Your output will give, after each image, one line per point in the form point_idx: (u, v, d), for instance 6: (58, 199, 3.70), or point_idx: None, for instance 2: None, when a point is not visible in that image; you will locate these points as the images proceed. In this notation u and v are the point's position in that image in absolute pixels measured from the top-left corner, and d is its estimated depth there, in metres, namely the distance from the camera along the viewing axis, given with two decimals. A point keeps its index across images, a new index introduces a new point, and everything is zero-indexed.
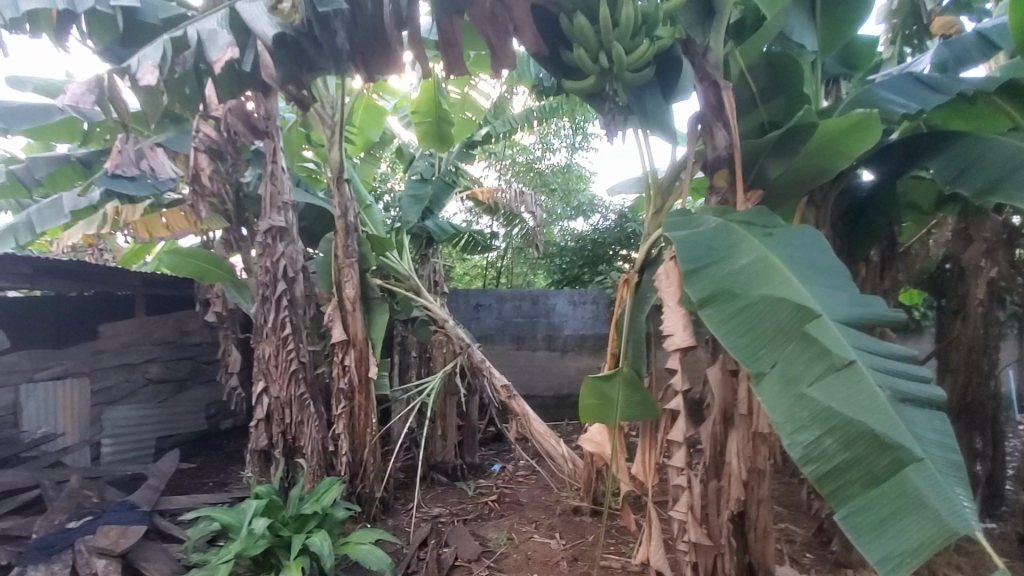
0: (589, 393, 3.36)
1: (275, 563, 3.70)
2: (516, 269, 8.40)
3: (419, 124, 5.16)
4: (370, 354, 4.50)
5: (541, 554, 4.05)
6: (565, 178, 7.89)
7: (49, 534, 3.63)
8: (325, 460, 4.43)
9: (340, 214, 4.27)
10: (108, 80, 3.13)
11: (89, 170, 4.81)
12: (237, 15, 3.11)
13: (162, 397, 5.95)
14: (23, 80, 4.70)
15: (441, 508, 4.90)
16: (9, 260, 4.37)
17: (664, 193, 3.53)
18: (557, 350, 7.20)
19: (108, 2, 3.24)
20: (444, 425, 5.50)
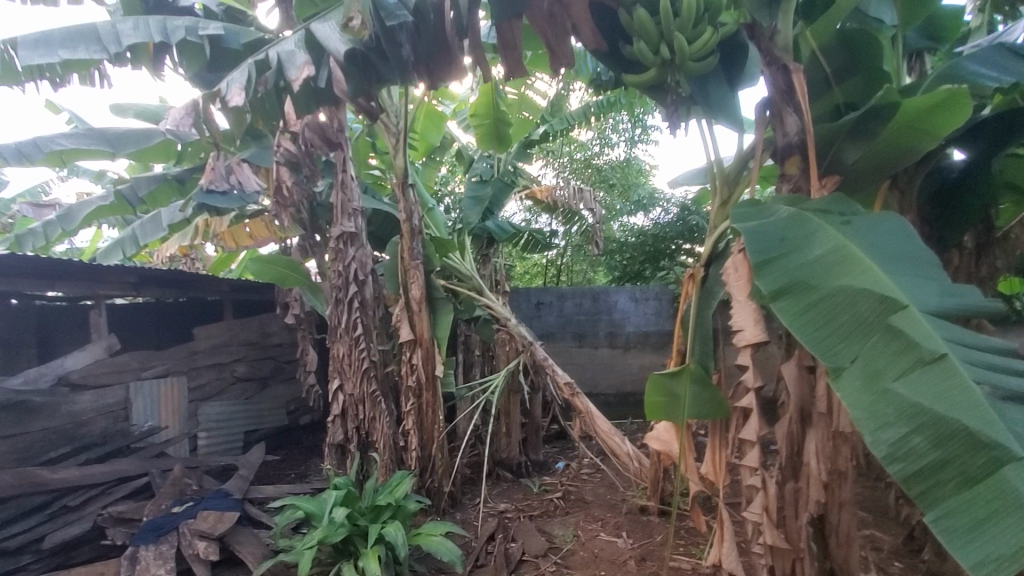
0: (655, 390, 3.28)
1: (354, 550, 3.88)
2: (575, 267, 8.39)
3: (478, 127, 5.27)
4: (436, 353, 4.64)
5: (608, 552, 4.04)
6: (624, 172, 7.78)
7: (156, 517, 3.96)
8: (396, 455, 4.61)
9: (405, 218, 4.43)
10: (202, 104, 3.43)
11: (183, 187, 5.27)
12: (312, 35, 3.31)
13: (249, 393, 6.45)
14: (124, 107, 5.20)
15: (507, 504, 4.98)
16: (118, 270, 4.84)
17: (730, 184, 3.42)
18: (619, 348, 7.13)
19: (196, 32, 3.56)
20: (508, 423, 5.58)
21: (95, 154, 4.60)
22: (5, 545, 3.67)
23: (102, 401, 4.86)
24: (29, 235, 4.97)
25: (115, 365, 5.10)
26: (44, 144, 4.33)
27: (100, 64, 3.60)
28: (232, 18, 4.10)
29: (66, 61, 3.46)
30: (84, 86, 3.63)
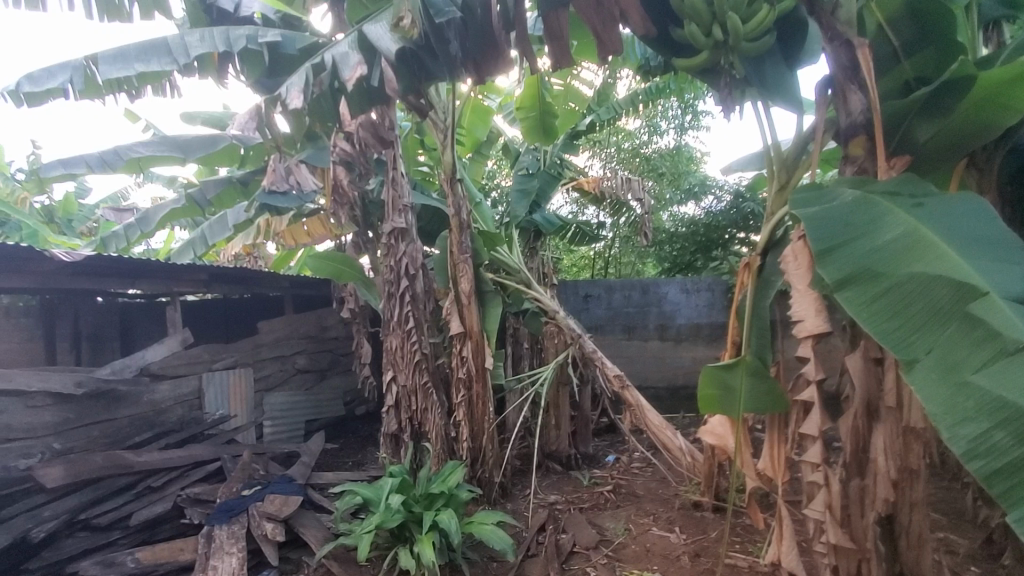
0: (709, 382, 3.18)
1: (409, 536, 4.01)
2: (624, 258, 8.28)
3: (524, 120, 5.28)
4: (486, 345, 4.70)
5: (660, 547, 3.99)
6: (674, 160, 7.58)
7: (228, 498, 4.23)
8: (448, 445, 4.72)
9: (454, 212, 4.51)
10: (264, 109, 3.63)
11: (246, 189, 5.57)
12: (365, 36, 3.42)
13: (309, 384, 6.80)
14: (193, 115, 5.53)
15: (557, 496, 5.00)
16: (189, 269, 5.16)
17: (787, 169, 3.29)
18: (670, 340, 6.98)
19: (256, 40, 3.74)
20: (557, 415, 5.58)
21: (167, 161, 4.92)
22: (97, 521, 3.92)
23: (179, 390, 5.21)
24: (113, 237, 5.39)
25: (189, 357, 5.46)
26: (124, 152, 4.69)
27: (171, 76, 3.85)
28: (289, 24, 4.26)
29: (141, 75, 3.72)
30: (157, 97, 3.88)
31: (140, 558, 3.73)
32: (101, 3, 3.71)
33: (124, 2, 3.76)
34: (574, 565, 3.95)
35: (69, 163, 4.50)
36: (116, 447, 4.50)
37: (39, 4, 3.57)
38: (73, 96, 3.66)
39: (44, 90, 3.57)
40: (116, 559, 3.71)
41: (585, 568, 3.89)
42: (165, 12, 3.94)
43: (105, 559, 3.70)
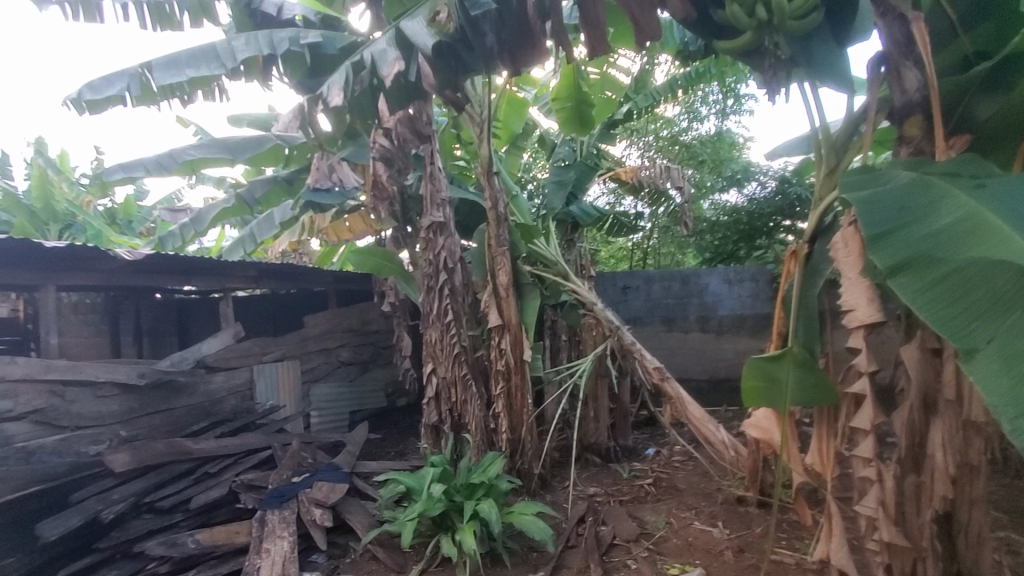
0: (754, 374, 3.09)
1: (451, 524, 4.08)
2: (663, 249, 8.15)
3: (560, 111, 5.23)
4: (524, 337, 4.72)
5: (702, 541, 3.94)
6: (715, 146, 7.39)
7: (280, 484, 4.43)
8: (487, 437, 4.77)
9: (491, 205, 4.53)
10: (306, 108, 3.74)
11: (291, 188, 5.76)
12: (401, 32, 3.47)
13: (352, 376, 7.03)
14: (240, 118, 5.76)
15: (597, 488, 4.99)
16: (240, 265, 5.40)
17: (837, 153, 3.16)
18: (712, 332, 6.83)
19: (298, 41, 3.85)
20: (596, 408, 5.57)
21: (218, 163, 5.15)
22: (161, 504, 4.13)
23: (232, 381, 5.47)
24: (169, 237, 5.67)
25: (241, 350, 5.72)
26: (178, 156, 4.93)
27: (219, 80, 4.01)
28: (329, 25, 4.36)
29: (191, 80, 3.89)
30: (207, 101, 4.05)
31: (200, 539, 3.94)
32: (153, 13, 3.89)
33: (174, 11, 3.94)
34: (614, 557, 3.94)
35: (130, 166, 4.78)
36: (176, 435, 4.76)
37: (97, 16, 3.78)
38: (130, 103, 3.86)
39: (103, 97, 3.77)
40: (178, 540, 3.92)
41: (626, 560, 3.88)
42: (213, 19, 4.10)
43: (168, 539, 3.90)
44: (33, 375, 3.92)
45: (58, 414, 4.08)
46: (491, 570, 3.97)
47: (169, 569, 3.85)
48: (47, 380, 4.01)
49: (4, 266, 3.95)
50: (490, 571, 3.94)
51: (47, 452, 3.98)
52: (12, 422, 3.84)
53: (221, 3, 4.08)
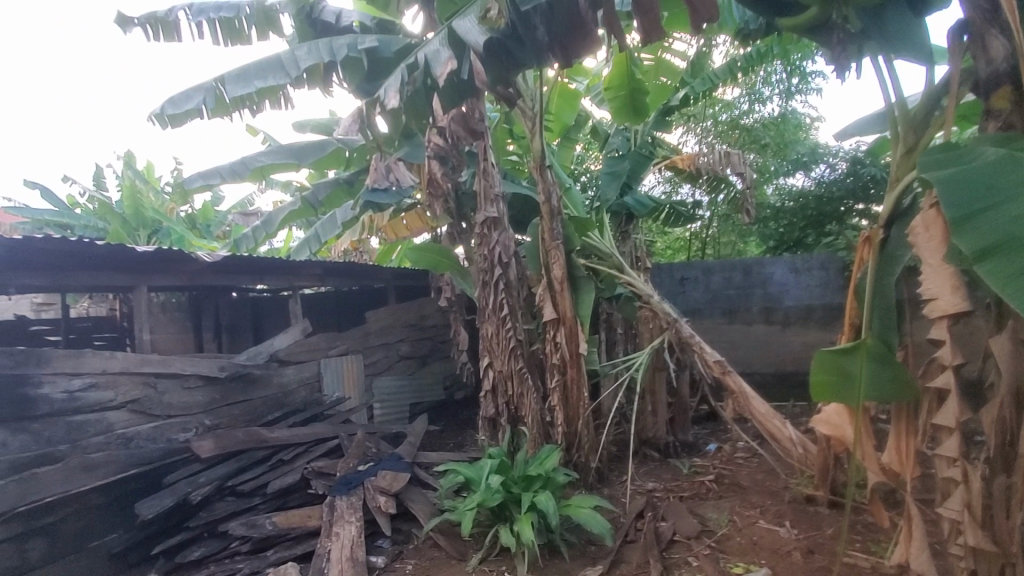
0: (826, 367, 2.92)
1: (509, 515, 4.14)
2: (723, 239, 7.87)
3: (613, 100, 5.15)
4: (579, 331, 4.71)
5: (768, 541, 3.81)
6: (779, 129, 7.02)
7: (347, 472, 4.65)
8: (544, 430, 4.80)
9: (545, 199, 4.54)
10: (365, 111, 3.89)
11: (352, 189, 5.99)
12: (454, 31, 3.55)
13: (411, 369, 7.31)
14: (304, 124, 6.05)
15: (655, 483, 4.92)
16: (307, 264, 5.69)
17: (917, 129, 2.93)
18: (777, 324, 6.54)
19: (356, 47, 4.00)
20: (654, 402, 5.47)
21: (285, 168, 5.44)
22: (241, 488, 4.43)
23: (302, 374, 5.79)
24: (243, 239, 6.04)
25: (310, 345, 6.04)
26: (249, 162, 5.25)
27: (284, 89, 4.23)
28: (384, 29, 4.49)
29: (260, 90, 4.13)
30: (274, 109, 4.29)
31: (276, 521, 4.21)
32: (225, 29, 4.17)
33: (243, 26, 4.19)
34: (674, 554, 3.89)
35: (207, 174, 5.14)
36: (253, 424, 5.10)
37: (176, 35, 4.09)
38: (206, 115, 4.15)
39: (183, 111, 4.08)
40: (257, 521, 4.20)
41: (687, 557, 3.82)
42: (277, 31, 4.32)
43: (248, 520, 4.19)
44: (130, 367, 4.29)
45: (152, 404, 4.46)
46: (550, 562, 4.00)
47: (250, 548, 4.15)
48: (142, 372, 4.38)
49: (104, 269, 4.35)
50: (548, 563, 3.98)
51: (143, 439, 4.36)
52: (114, 410, 4.23)
53: (285, 15, 4.28)
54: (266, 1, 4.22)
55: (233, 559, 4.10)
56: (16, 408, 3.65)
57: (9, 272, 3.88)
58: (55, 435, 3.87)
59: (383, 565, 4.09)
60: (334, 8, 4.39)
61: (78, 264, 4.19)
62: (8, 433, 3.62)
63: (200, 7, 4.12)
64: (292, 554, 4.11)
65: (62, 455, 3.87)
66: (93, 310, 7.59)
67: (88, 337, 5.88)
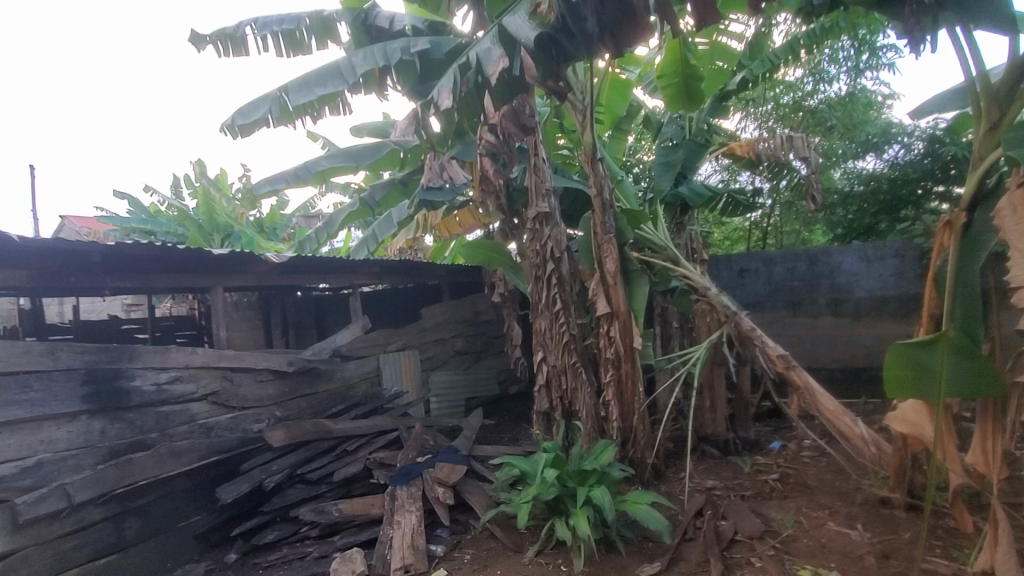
0: (899, 363, 2.76)
1: (565, 509, 4.15)
2: (785, 228, 7.52)
3: (666, 88, 5.01)
4: (633, 325, 4.65)
5: (838, 543, 3.63)
6: (846, 109, 6.60)
7: (406, 463, 4.82)
8: (598, 424, 4.78)
9: (597, 192, 4.50)
10: (420, 113, 4.03)
11: (406, 189, 6.17)
12: (504, 29, 3.59)
13: (466, 364, 7.54)
14: (360, 128, 6.28)
15: (715, 481, 4.78)
16: (365, 264, 5.93)
17: (1001, 104, 2.73)
18: (846, 317, 6.19)
19: (409, 50, 4.14)
20: (712, 397, 5.31)
21: (345, 171, 5.69)
22: (310, 476, 4.68)
23: (363, 368, 6.05)
24: (307, 240, 6.34)
25: (369, 341, 6.28)
26: (311, 166, 5.52)
27: (343, 95, 4.41)
28: (435, 31, 4.60)
29: (320, 98, 4.33)
30: (333, 115, 4.48)
31: (342, 508, 4.42)
32: (287, 40, 4.39)
33: (303, 36, 4.40)
34: (736, 553, 3.79)
35: (274, 179, 5.44)
36: (319, 416, 5.38)
37: (243, 49, 4.34)
38: (272, 124, 4.39)
39: (251, 121, 4.33)
40: (324, 508, 4.43)
41: (750, 557, 3.71)
42: (336, 39, 4.51)
43: (317, 507, 4.42)
44: (209, 362, 4.61)
45: (229, 396, 4.79)
46: (606, 556, 3.99)
47: (319, 533, 4.38)
48: (219, 367, 4.70)
49: (184, 271, 4.70)
50: (605, 557, 3.97)
51: (222, 428, 4.69)
52: (196, 402, 4.57)
53: (342, 23, 4.46)
54: (324, 12, 4.42)
55: (304, 543, 4.35)
56: (112, 398, 3.99)
57: (103, 275, 4.25)
58: (146, 424, 4.22)
59: (442, 553, 4.21)
60: (387, 14, 4.51)
61: (163, 267, 4.55)
62: (106, 421, 3.97)
63: (264, 21, 4.35)
64: (357, 540, 4.32)
65: (152, 442, 4.21)
66: (175, 309, 8.22)
67: (172, 334, 6.38)
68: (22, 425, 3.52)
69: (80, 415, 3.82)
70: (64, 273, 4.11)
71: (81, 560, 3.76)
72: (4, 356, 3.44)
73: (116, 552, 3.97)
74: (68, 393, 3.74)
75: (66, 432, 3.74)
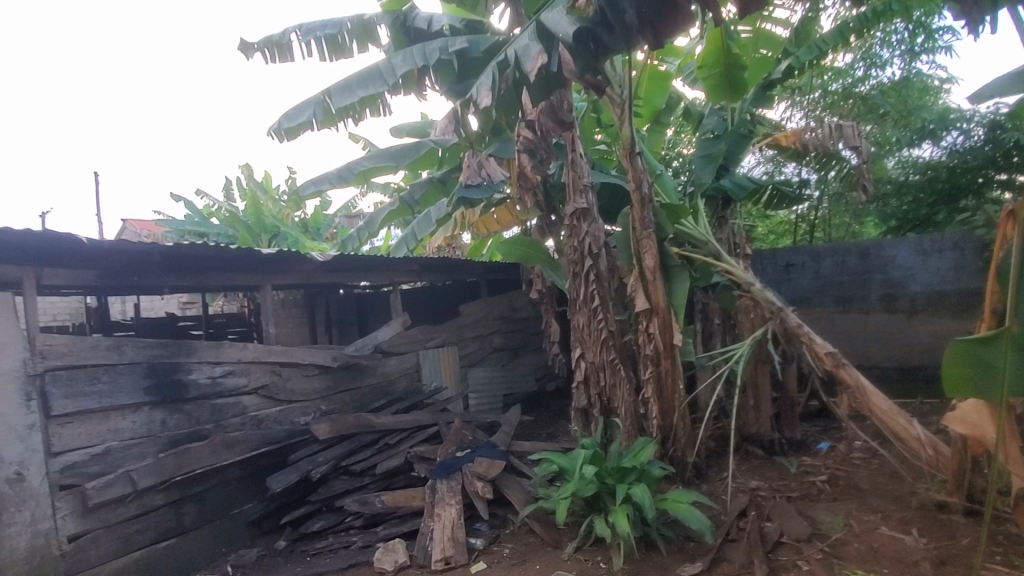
0: (958, 360, 2.62)
1: (603, 506, 4.13)
2: (834, 220, 7.22)
3: (707, 78, 4.89)
4: (673, 321, 4.58)
5: (891, 548, 3.50)
6: (900, 95, 6.28)
7: (446, 457, 4.90)
8: (637, 422, 4.74)
9: (635, 187, 4.45)
10: (459, 111, 4.09)
11: (444, 187, 6.26)
12: (542, 25, 3.60)
13: (504, 361, 7.60)
14: (400, 129, 6.41)
15: (759, 481, 4.65)
16: (404, 261, 6.05)
17: None
18: (900, 313, 5.91)
19: (447, 51, 4.21)
20: (756, 396, 5.17)
21: (385, 171, 5.82)
22: (354, 467, 4.83)
23: (403, 364, 6.19)
24: (350, 239, 6.51)
25: (410, 337, 6.41)
26: (353, 167, 5.68)
27: (383, 97, 4.51)
28: (473, 30, 4.64)
29: (361, 100, 4.45)
30: (374, 117, 4.60)
31: (385, 500, 4.54)
32: (330, 45, 4.52)
33: (346, 40, 4.53)
34: (782, 556, 3.69)
35: (318, 181, 5.63)
36: (362, 410, 5.55)
37: (289, 55, 4.50)
38: (317, 127, 4.54)
39: (297, 124, 4.48)
40: (368, 499, 4.56)
41: (796, 561, 3.61)
42: (376, 42, 4.62)
43: (361, 498, 4.56)
44: (259, 357, 4.82)
45: (278, 389, 4.99)
46: (646, 555, 3.95)
47: (363, 523, 4.52)
48: (268, 361, 4.90)
49: (236, 270, 4.93)
50: (645, 556, 3.93)
51: (271, 420, 4.91)
52: (247, 395, 4.78)
53: (382, 26, 4.57)
54: (365, 16, 4.54)
55: (349, 532, 4.50)
56: (171, 391, 4.23)
57: (163, 274, 4.51)
58: (202, 415, 4.44)
59: (482, 547, 4.28)
60: (426, 15, 4.59)
61: (217, 267, 4.78)
62: (166, 413, 4.20)
63: (308, 27, 4.50)
64: (399, 531, 4.44)
65: (207, 432, 4.44)
66: (227, 307, 8.61)
67: (224, 330, 6.69)
68: (91, 415, 3.77)
69: (143, 407, 4.06)
70: (128, 273, 4.37)
71: (144, 542, 4.00)
72: (75, 350, 3.71)
73: (176, 536, 4.20)
74: (132, 385, 3.99)
75: (130, 422, 3.99)
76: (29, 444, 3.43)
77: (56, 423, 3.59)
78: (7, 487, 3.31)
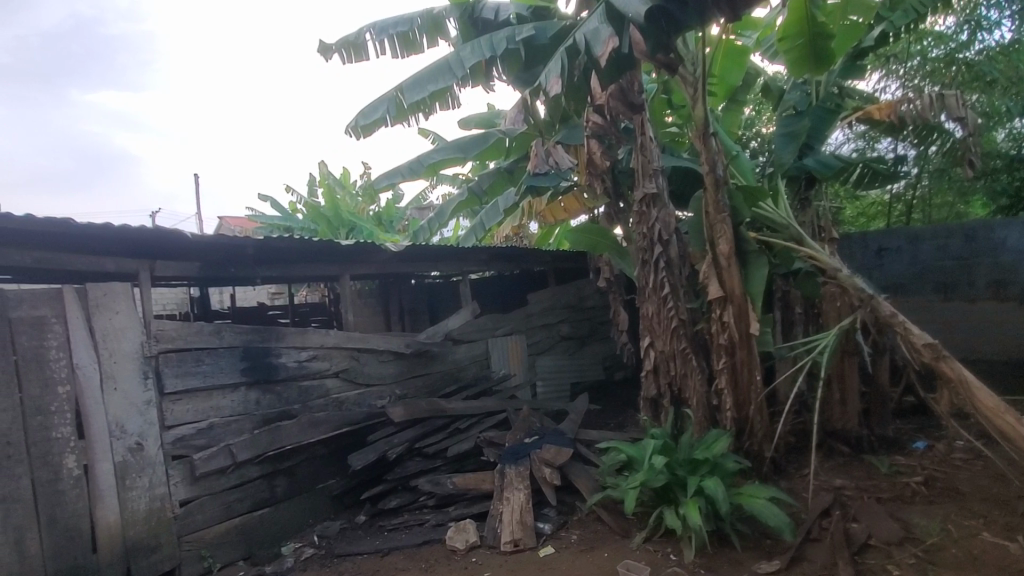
0: None
1: (674, 498, 4.06)
2: (934, 200, 6.57)
3: (790, 51, 4.55)
4: (750, 309, 4.38)
5: (995, 558, 3.22)
6: (1012, 60, 5.59)
7: (515, 444, 4.99)
8: (710, 413, 4.60)
9: (709, 169, 4.27)
10: (527, 100, 4.12)
11: (511, 176, 6.33)
12: (612, 5, 3.53)
13: (571, 349, 7.63)
14: (468, 120, 6.52)
15: (844, 480, 4.35)
16: (472, 251, 6.18)
17: None
18: (1012, 302, 5.31)
19: (514, 40, 4.24)
20: (843, 390, 4.84)
21: (454, 162, 5.96)
22: (427, 450, 5.05)
23: (473, 352, 6.36)
24: (421, 229, 6.70)
25: (479, 326, 6.54)
26: (424, 160, 5.87)
27: (452, 90, 4.61)
28: (539, 16, 4.58)
29: (432, 94, 4.57)
30: (443, 110, 4.71)
31: (456, 482, 4.72)
32: (402, 42, 4.67)
33: (417, 36, 4.67)
34: (869, 559, 3.48)
35: (391, 174, 5.86)
36: (433, 395, 5.78)
37: (364, 53, 4.70)
38: (390, 124, 4.72)
39: (371, 121, 4.69)
40: (440, 481, 4.76)
41: (886, 565, 3.39)
42: (445, 35, 4.73)
43: (434, 479, 4.76)
44: (340, 343, 5.13)
45: (357, 374, 5.30)
46: (719, 549, 3.85)
47: (435, 502, 4.73)
48: (348, 347, 5.21)
49: (318, 262, 5.26)
50: (717, 550, 3.84)
51: (351, 403, 5.22)
52: (330, 378, 5.11)
53: (451, 20, 4.67)
54: (435, 10, 4.66)
55: (422, 511, 4.74)
56: (264, 373, 4.61)
57: (254, 265, 4.88)
58: (290, 397, 4.80)
59: (550, 532, 4.35)
60: (494, 5, 4.64)
61: (300, 258, 5.12)
62: (260, 393, 4.59)
63: (382, 25, 4.65)
64: (470, 512, 4.61)
65: (296, 412, 4.80)
66: (310, 297, 9.18)
67: (308, 318, 7.15)
68: (197, 393, 4.19)
69: (240, 387, 4.46)
70: (225, 264, 4.76)
71: (243, 510, 4.42)
72: (183, 335, 4.13)
73: (269, 506, 4.60)
74: (231, 367, 4.39)
75: (230, 400, 4.40)
76: (147, 418, 3.87)
77: (168, 400, 4.03)
78: (130, 456, 3.76)
